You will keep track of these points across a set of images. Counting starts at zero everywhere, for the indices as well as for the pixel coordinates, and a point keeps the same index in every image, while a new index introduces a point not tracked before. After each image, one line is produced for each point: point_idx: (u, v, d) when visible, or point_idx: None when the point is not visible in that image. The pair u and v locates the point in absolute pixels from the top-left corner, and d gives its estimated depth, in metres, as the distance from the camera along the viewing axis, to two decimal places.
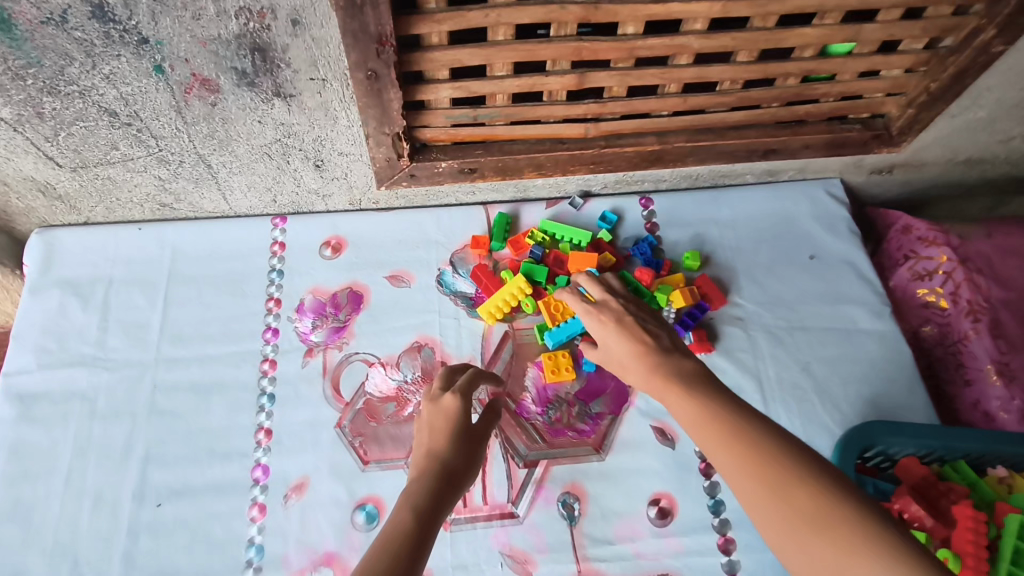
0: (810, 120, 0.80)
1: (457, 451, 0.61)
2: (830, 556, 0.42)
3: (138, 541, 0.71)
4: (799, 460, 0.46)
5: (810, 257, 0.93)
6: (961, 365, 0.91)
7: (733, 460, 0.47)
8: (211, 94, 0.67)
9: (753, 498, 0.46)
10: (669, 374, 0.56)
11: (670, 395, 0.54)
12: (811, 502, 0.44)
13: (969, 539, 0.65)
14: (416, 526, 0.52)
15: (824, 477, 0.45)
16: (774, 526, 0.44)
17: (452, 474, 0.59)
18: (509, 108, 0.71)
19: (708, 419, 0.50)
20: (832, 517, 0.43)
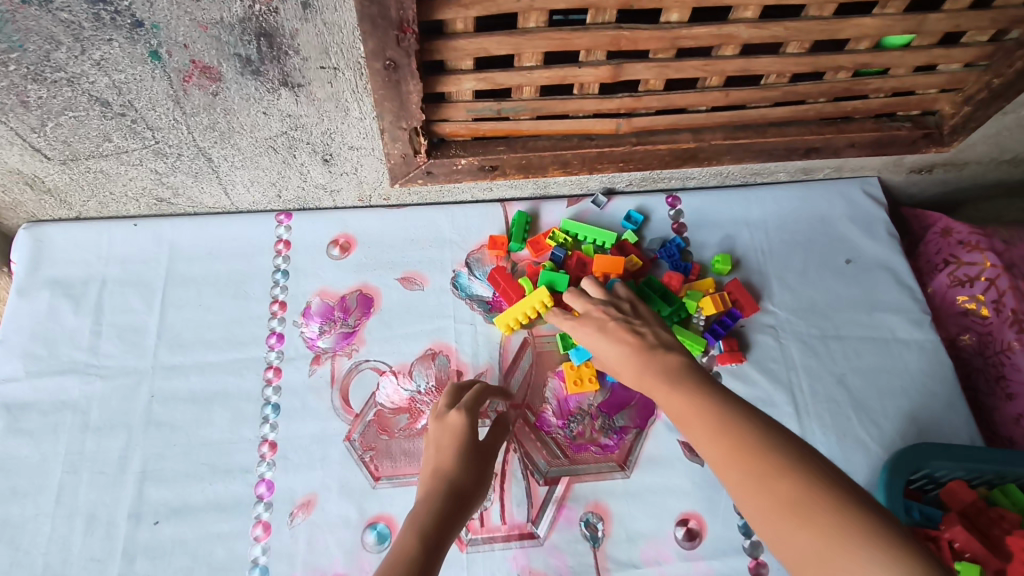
0: (857, 117, 0.75)
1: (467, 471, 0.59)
2: (809, 543, 0.41)
3: (134, 562, 0.67)
4: (780, 448, 0.46)
5: (846, 261, 0.87)
6: (1002, 377, 0.85)
7: (716, 450, 0.48)
8: (212, 83, 0.62)
9: (736, 486, 0.46)
10: (656, 371, 0.57)
11: (659, 389, 0.56)
12: (792, 491, 0.43)
13: None
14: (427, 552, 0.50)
15: (803, 465, 0.44)
16: (758, 515, 0.45)
17: (462, 495, 0.57)
18: (537, 101, 0.65)
19: (693, 411, 0.51)
20: (811, 505, 0.42)
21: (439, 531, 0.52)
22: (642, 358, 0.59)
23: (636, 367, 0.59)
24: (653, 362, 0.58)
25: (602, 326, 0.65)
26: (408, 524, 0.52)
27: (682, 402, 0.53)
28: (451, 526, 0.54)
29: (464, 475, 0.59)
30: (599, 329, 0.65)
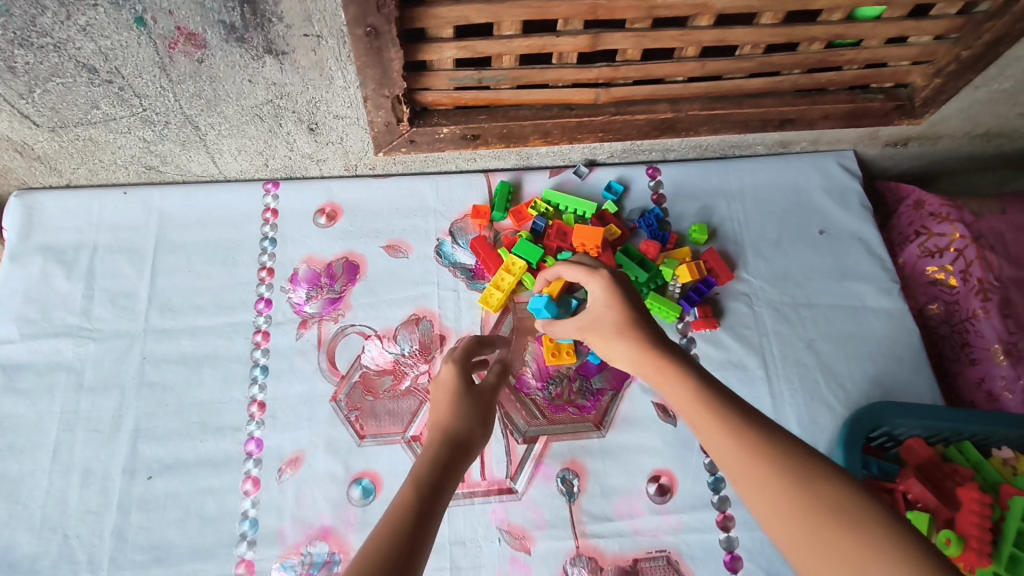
0: (831, 88, 0.76)
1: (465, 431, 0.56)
2: (851, 550, 0.39)
3: (129, 515, 0.70)
4: (814, 455, 0.44)
5: (820, 232, 0.90)
6: (966, 344, 0.89)
7: (740, 444, 0.45)
8: (197, 50, 0.63)
9: (762, 485, 0.43)
10: (665, 359, 0.54)
11: (665, 376, 0.53)
12: (832, 496, 0.41)
13: (975, 522, 0.62)
14: (424, 516, 0.46)
15: (840, 473, 0.42)
16: (786, 517, 0.42)
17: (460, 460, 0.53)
18: (517, 70, 0.67)
19: (711, 402, 0.48)
20: (854, 512, 0.40)
21: (437, 496, 0.48)
22: (649, 340, 0.56)
23: (639, 348, 0.56)
24: (660, 344, 0.55)
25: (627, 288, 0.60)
26: (406, 485, 0.48)
27: (697, 391, 0.49)
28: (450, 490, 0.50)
29: (462, 436, 0.55)
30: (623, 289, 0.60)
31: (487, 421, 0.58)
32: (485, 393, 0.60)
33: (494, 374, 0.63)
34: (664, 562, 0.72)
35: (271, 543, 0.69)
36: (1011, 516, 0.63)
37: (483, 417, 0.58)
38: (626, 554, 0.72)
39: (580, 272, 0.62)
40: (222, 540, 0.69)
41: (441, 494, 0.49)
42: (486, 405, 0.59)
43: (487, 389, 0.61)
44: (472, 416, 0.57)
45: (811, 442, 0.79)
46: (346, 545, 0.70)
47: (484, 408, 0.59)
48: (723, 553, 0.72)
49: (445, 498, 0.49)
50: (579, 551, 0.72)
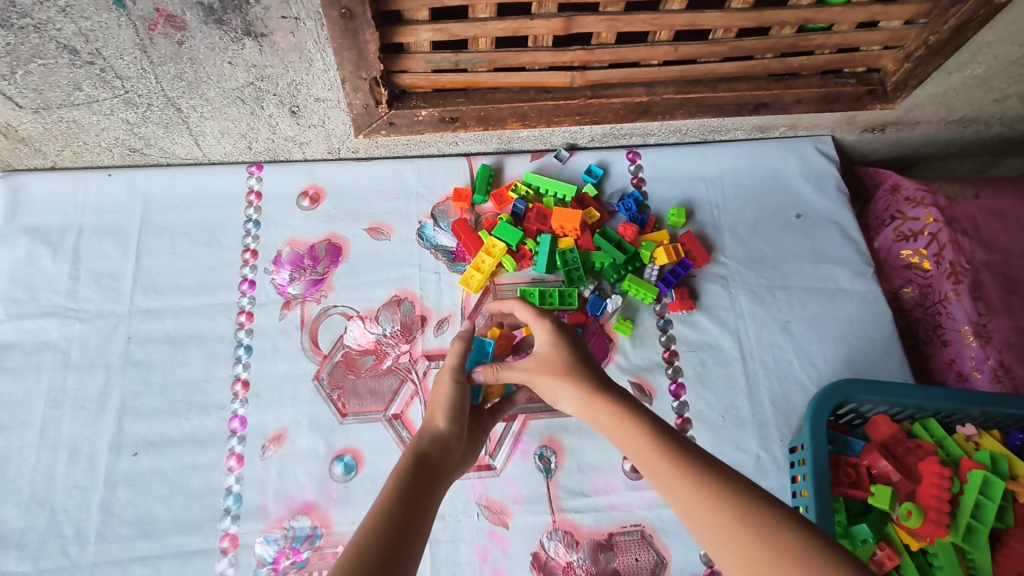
0: (804, 73, 0.78)
1: (438, 430, 0.57)
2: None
3: (115, 490, 0.71)
4: (773, 503, 0.44)
5: (797, 216, 0.92)
6: (939, 326, 0.91)
7: (702, 493, 0.45)
8: (177, 32, 0.64)
9: (725, 537, 0.43)
10: (609, 406, 0.55)
11: (613, 423, 0.54)
12: (796, 544, 0.41)
13: (932, 494, 0.65)
14: (403, 509, 0.47)
15: (800, 520, 0.43)
16: (753, 569, 0.41)
17: (438, 457, 0.54)
18: (493, 53, 0.68)
19: (668, 453, 0.48)
20: (820, 558, 0.40)
21: (420, 494, 0.49)
22: (589, 386, 0.57)
23: (585, 394, 0.56)
24: (606, 392, 0.56)
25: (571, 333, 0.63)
26: (386, 483, 0.50)
27: (651, 441, 0.50)
28: (433, 490, 0.51)
29: (436, 433, 0.56)
30: (568, 335, 0.62)
31: (459, 411, 0.59)
32: (449, 380, 0.60)
33: (452, 355, 0.63)
34: (639, 536, 0.74)
35: (255, 517, 0.71)
36: (969, 489, 0.65)
37: (447, 404, 0.58)
38: (601, 529, 0.74)
39: (533, 315, 0.64)
40: (207, 514, 0.71)
41: (423, 491, 0.50)
42: (449, 392, 0.59)
43: (451, 378, 0.61)
44: (439, 411, 0.58)
45: (784, 420, 0.81)
46: (328, 519, 0.71)
47: (449, 397, 0.59)
48: None
49: (426, 495, 0.50)
50: (556, 525, 0.74)
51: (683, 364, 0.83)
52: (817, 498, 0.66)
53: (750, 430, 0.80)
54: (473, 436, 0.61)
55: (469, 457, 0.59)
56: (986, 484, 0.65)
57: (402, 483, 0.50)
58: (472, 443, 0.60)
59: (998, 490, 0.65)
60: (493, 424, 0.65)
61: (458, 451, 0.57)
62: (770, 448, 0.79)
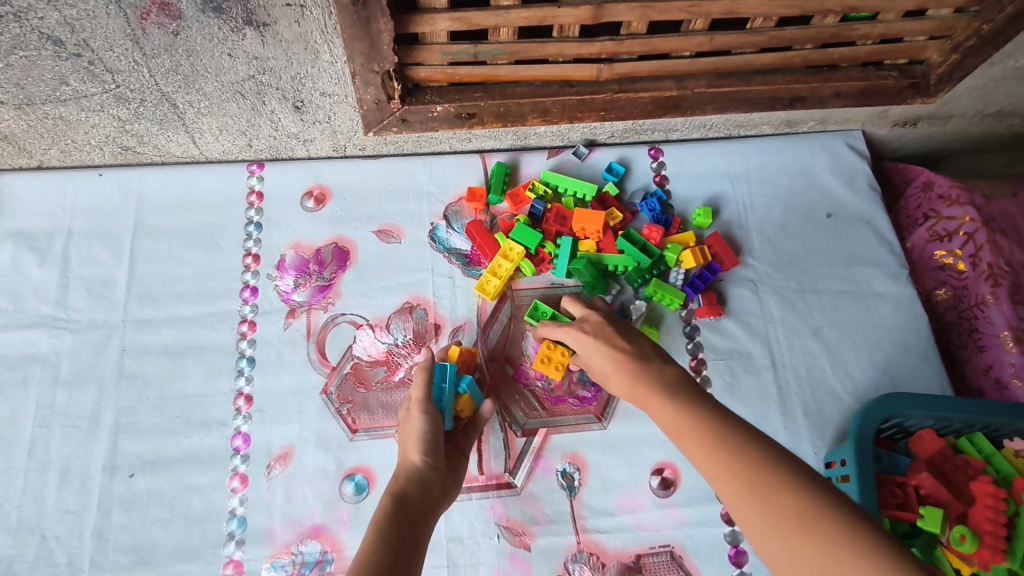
0: (843, 65, 0.73)
1: (415, 467, 0.60)
2: (813, 555, 0.43)
3: (110, 515, 0.66)
4: (781, 461, 0.47)
5: (828, 215, 0.87)
6: (974, 331, 0.86)
7: (722, 462, 0.48)
8: (172, 21, 0.59)
9: (736, 496, 0.47)
10: (649, 383, 0.58)
11: (652, 398, 0.57)
12: (796, 502, 0.45)
13: (988, 518, 0.59)
14: (392, 556, 0.49)
15: (808, 484, 0.46)
16: (762, 531, 0.45)
17: (418, 493, 0.57)
18: (515, 44, 0.63)
19: (692, 424, 0.52)
20: (814, 516, 0.44)
21: (408, 535, 0.52)
22: (632, 368, 0.60)
23: (629, 373, 0.60)
24: (646, 373, 0.59)
25: (598, 332, 0.66)
26: (369, 530, 0.52)
27: (678, 417, 0.53)
28: (417, 525, 0.54)
29: (412, 470, 0.60)
30: (595, 335, 0.65)
31: (433, 444, 0.62)
32: (417, 414, 0.63)
33: (416, 388, 0.65)
34: (668, 557, 0.69)
35: (260, 543, 0.66)
36: None
37: (420, 440, 0.61)
38: (628, 550, 0.69)
39: (560, 331, 0.69)
40: (209, 540, 0.66)
41: (409, 531, 0.52)
42: (419, 425, 0.63)
43: (421, 410, 0.64)
44: (412, 447, 0.62)
45: (818, 432, 0.76)
46: (339, 543, 0.67)
47: (422, 431, 0.62)
48: (728, 547, 0.70)
49: (414, 530, 0.53)
50: (581, 546, 0.69)
51: (711, 374, 0.78)
52: None
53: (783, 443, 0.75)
54: (450, 467, 0.63)
55: (450, 486, 0.62)
56: None
57: (383, 528, 0.51)
58: (453, 474, 0.63)
59: None
60: (468, 447, 0.68)
61: (436, 483, 0.60)
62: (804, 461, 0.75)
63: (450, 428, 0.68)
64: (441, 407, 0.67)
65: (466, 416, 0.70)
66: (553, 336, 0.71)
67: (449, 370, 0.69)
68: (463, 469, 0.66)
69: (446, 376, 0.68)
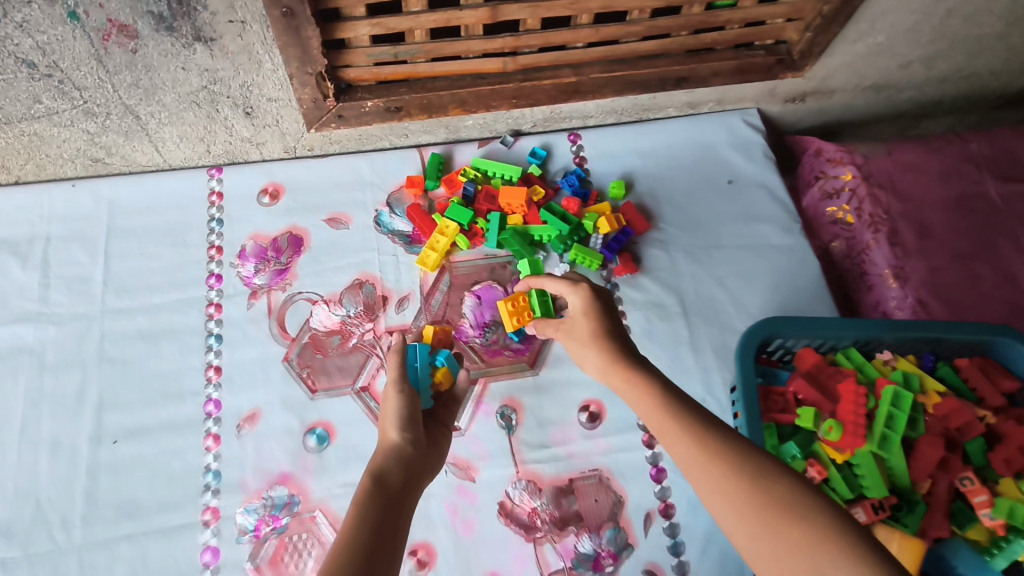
0: (717, 48, 0.85)
1: (394, 443, 0.56)
2: (799, 538, 0.43)
3: (98, 479, 0.75)
4: (768, 457, 0.49)
5: (728, 181, 0.99)
6: (863, 273, 0.98)
7: (710, 452, 0.49)
8: (130, 41, 0.69)
9: (723, 484, 0.48)
10: (631, 367, 0.59)
11: (630, 386, 0.58)
12: (785, 491, 0.46)
13: (851, 410, 0.71)
14: (370, 537, 0.46)
15: (791, 476, 0.47)
16: (746, 514, 0.46)
17: (398, 473, 0.53)
18: (428, 44, 0.74)
19: (680, 414, 0.53)
20: (803, 505, 0.45)
21: (391, 518, 0.48)
22: (614, 353, 0.61)
23: (606, 359, 0.61)
24: (625, 361, 0.60)
25: (605, 299, 0.67)
26: (351, 508, 0.48)
27: (659, 406, 0.55)
28: (398, 510, 0.50)
29: (392, 447, 0.56)
30: (599, 304, 0.65)
31: (411, 420, 0.58)
32: (394, 392, 0.60)
33: (392, 368, 0.62)
34: (597, 479, 0.79)
35: (234, 492, 0.75)
36: (882, 403, 0.71)
37: (398, 416, 0.57)
38: (562, 475, 0.79)
39: (552, 282, 0.70)
40: (188, 492, 0.74)
41: (391, 513, 0.49)
42: (397, 402, 0.59)
43: (397, 389, 0.60)
44: (391, 424, 0.58)
45: (725, 366, 0.87)
46: (304, 488, 0.75)
47: (400, 408, 0.59)
48: (650, 467, 0.80)
49: (398, 514, 0.49)
50: (520, 476, 0.79)
51: (630, 322, 0.89)
52: (750, 423, 0.71)
53: (695, 377, 0.86)
54: (433, 442, 0.61)
55: (430, 459, 0.59)
56: (897, 396, 0.71)
57: (365, 506, 0.48)
58: (432, 448, 0.60)
59: (908, 402, 0.71)
60: (451, 421, 0.68)
61: (418, 459, 0.56)
62: (714, 392, 0.85)
63: (431, 405, 0.68)
64: (416, 386, 0.68)
65: (445, 389, 0.72)
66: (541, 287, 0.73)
67: (420, 350, 0.73)
68: (444, 442, 0.63)
69: (417, 355, 0.72)
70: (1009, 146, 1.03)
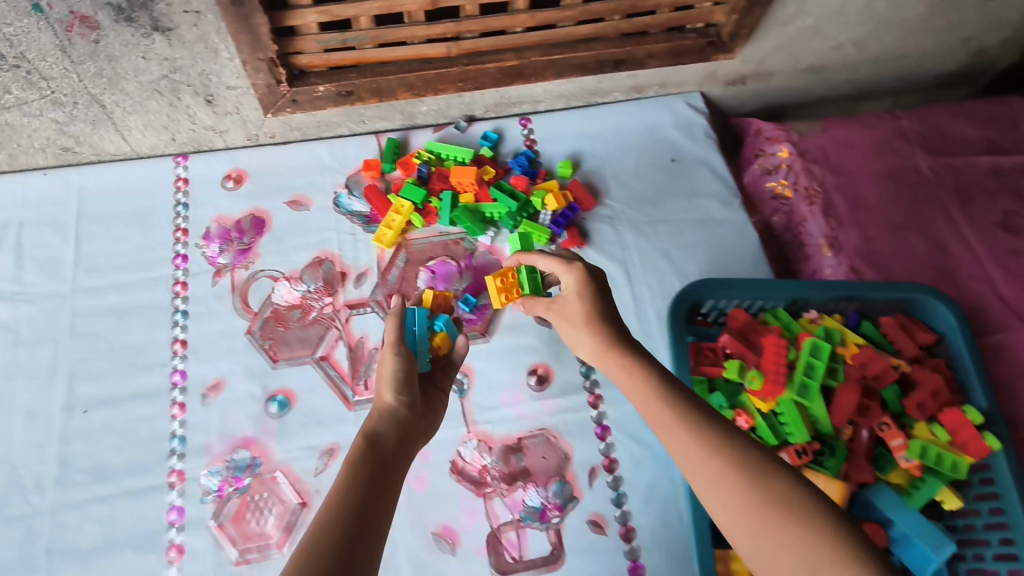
0: (652, 31, 0.91)
1: (389, 406, 0.57)
2: (791, 536, 0.46)
3: (70, 445, 0.79)
4: (765, 452, 0.51)
5: (673, 160, 1.04)
6: (802, 244, 1.03)
7: (705, 446, 0.51)
8: (92, 32, 0.74)
9: (719, 478, 0.50)
10: (625, 352, 0.61)
11: (623, 374, 0.60)
12: (782, 489, 0.48)
13: (772, 360, 0.76)
14: (360, 497, 0.47)
15: (787, 472, 0.50)
16: (739, 508, 0.48)
17: (391, 436, 0.54)
18: (374, 30, 0.79)
19: (676, 407, 0.54)
20: (799, 503, 0.47)
21: (383, 482, 0.50)
22: (608, 338, 0.63)
23: (600, 343, 0.63)
24: (618, 347, 0.62)
25: (597, 278, 0.67)
26: (341, 469, 0.50)
27: (653, 397, 0.56)
28: (388, 472, 0.51)
29: (386, 410, 0.57)
30: (593, 284, 0.66)
31: (407, 383, 0.59)
32: (390, 355, 0.60)
33: (390, 331, 0.62)
34: (544, 438, 0.84)
35: (199, 455, 0.79)
36: (802, 354, 0.77)
37: (393, 378, 0.58)
38: (511, 435, 0.84)
39: (544, 260, 0.71)
40: (155, 456, 0.79)
41: (383, 476, 0.50)
42: (393, 364, 0.59)
43: (393, 351, 0.60)
44: (387, 386, 0.58)
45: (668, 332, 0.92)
46: (266, 451, 0.80)
47: (395, 370, 0.59)
48: (594, 426, 0.85)
49: (391, 478, 0.51)
50: (471, 436, 0.83)
51: None
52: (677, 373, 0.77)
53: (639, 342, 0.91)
54: (429, 404, 0.63)
55: (425, 422, 0.60)
56: (816, 348, 0.76)
57: (357, 468, 0.50)
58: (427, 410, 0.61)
59: (825, 351, 0.76)
60: (448, 384, 0.68)
61: (412, 422, 0.57)
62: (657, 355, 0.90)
63: (428, 368, 0.70)
64: (415, 350, 0.72)
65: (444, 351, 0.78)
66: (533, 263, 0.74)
67: (418, 315, 0.77)
68: (440, 407, 0.64)
69: (416, 318, 0.77)
70: (940, 122, 1.07)
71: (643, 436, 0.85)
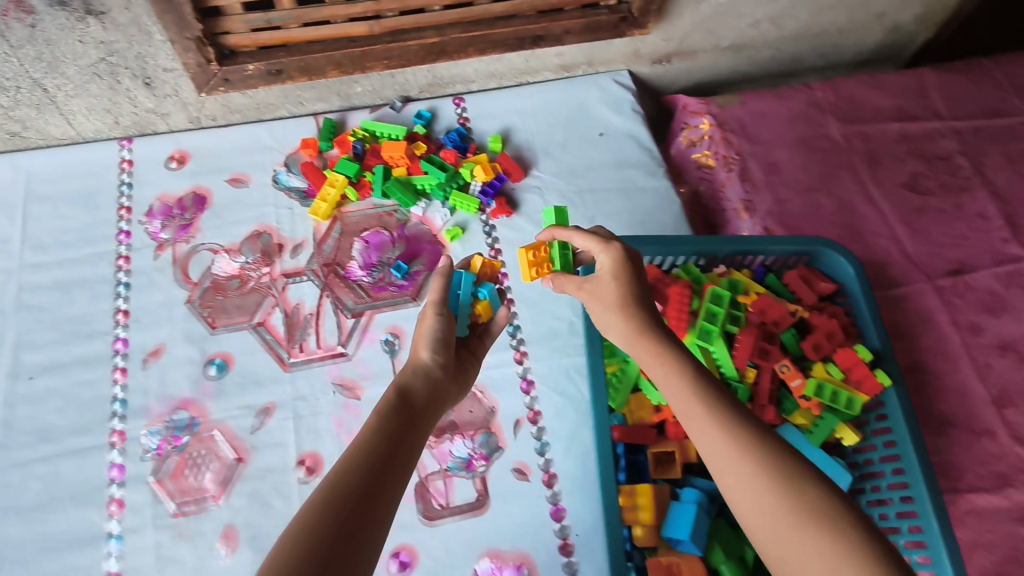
0: (566, 8, 0.96)
1: (423, 362, 0.63)
2: (817, 548, 0.47)
3: (16, 408, 0.83)
4: (802, 459, 0.52)
5: (600, 133, 1.10)
6: (722, 210, 1.08)
7: (743, 450, 0.52)
8: (27, 16, 0.79)
9: (753, 482, 0.50)
10: (657, 340, 0.61)
11: (657, 366, 0.59)
12: (816, 500, 0.49)
13: (676, 310, 0.81)
14: (386, 442, 0.53)
15: (822, 480, 0.50)
16: (770, 513, 0.49)
17: (423, 391, 0.60)
18: (297, 9, 0.84)
19: (713, 408, 0.54)
20: (832, 514, 0.48)
21: (408, 430, 0.55)
22: (641, 324, 0.62)
23: (633, 330, 0.62)
24: (653, 335, 0.61)
25: (631, 258, 0.66)
26: (371, 414, 0.56)
27: (687, 395, 0.56)
28: (418, 422, 0.57)
29: (419, 366, 0.62)
30: (625, 267, 0.65)
31: (444, 343, 0.64)
32: (431, 314, 0.66)
33: (435, 290, 0.68)
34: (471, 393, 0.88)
35: (139, 416, 0.83)
36: (705, 302, 0.82)
37: (431, 337, 0.64)
38: None
39: (581, 238, 0.70)
40: (96, 416, 0.83)
41: (409, 425, 0.56)
42: (432, 323, 0.65)
43: (434, 310, 0.66)
44: (424, 344, 0.64)
45: None
46: (204, 410, 0.84)
47: (433, 330, 0.65)
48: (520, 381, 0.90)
49: (416, 431, 0.57)
50: None
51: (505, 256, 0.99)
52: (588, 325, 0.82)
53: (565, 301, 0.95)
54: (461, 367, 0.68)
55: (452, 386, 0.65)
56: (717, 296, 0.82)
57: (385, 416, 0.56)
58: (456, 372, 0.66)
59: (725, 300, 0.81)
60: (481, 351, 0.72)
61: (442, 382, 0.63)
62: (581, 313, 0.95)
63: (466, 334, 0.73)
64: (455, 313, 0.73)
65: (483, 320, 0.76)
66: (567, 239, 0.73)
67: (464, 279, 0.76)
68: (473, 371, 0.69)
69: (462, 284, 0.75)
70: (853, 93, 1.12)
71: (566, 389, 0.90)
